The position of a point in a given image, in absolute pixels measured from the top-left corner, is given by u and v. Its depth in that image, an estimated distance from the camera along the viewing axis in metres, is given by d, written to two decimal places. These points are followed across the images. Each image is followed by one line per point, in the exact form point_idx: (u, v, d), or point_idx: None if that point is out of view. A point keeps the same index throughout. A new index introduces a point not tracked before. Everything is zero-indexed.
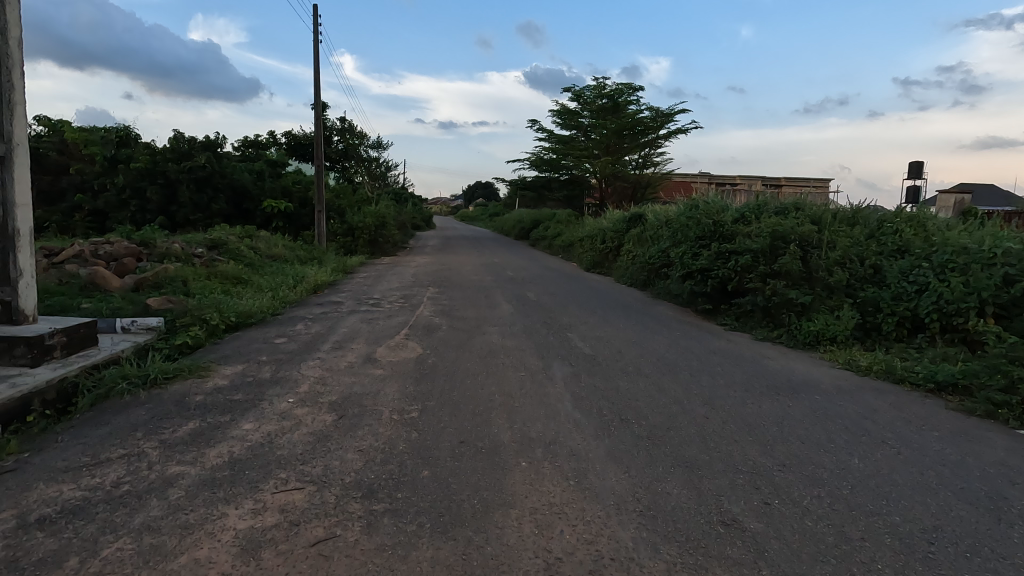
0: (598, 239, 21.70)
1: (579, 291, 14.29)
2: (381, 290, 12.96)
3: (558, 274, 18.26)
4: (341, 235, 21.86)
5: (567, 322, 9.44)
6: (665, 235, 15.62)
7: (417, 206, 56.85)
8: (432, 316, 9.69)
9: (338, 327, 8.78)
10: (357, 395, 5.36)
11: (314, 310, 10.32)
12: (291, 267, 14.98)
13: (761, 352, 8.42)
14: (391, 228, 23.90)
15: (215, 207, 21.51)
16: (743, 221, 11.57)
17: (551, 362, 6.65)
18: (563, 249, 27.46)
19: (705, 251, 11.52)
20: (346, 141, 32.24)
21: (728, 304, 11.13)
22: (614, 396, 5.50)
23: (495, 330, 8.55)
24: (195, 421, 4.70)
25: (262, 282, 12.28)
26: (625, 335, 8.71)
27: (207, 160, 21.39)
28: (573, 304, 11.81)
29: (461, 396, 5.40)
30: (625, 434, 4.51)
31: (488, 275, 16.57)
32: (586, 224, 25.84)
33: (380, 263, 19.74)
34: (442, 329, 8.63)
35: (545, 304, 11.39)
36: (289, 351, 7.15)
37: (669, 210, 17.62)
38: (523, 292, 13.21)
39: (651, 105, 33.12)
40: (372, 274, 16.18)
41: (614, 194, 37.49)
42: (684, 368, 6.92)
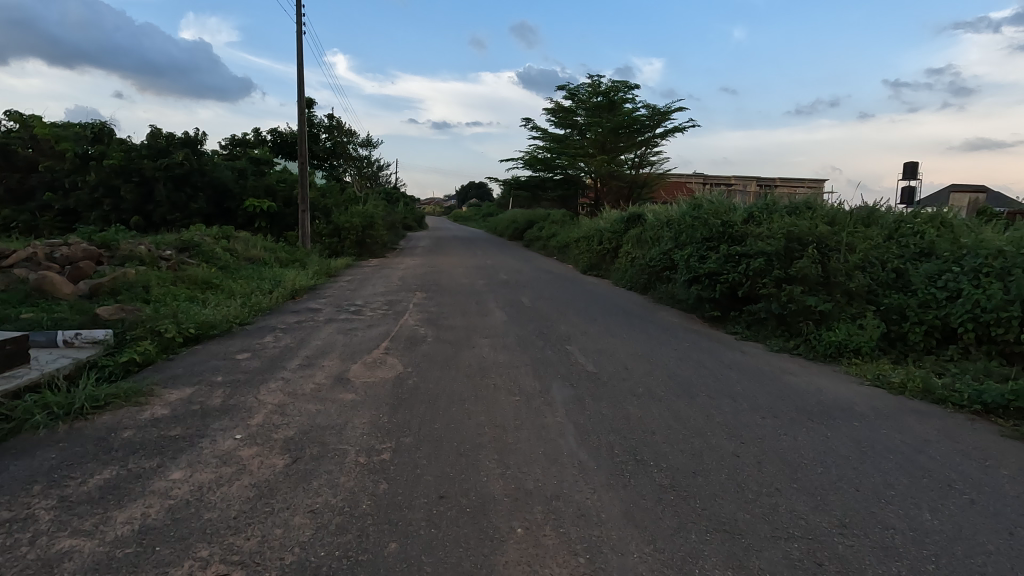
0: (596, 240, 20.85)
1: (577, 295, 13.45)
2: (364, 295, 12.07)
3: (554, 277, 17.42)
4: (327, 236, 20.93)
5: (565, 332, 8.60)
6: (667, 237, 14.81)
7: (408, 206, 55.81)
8: (417, 326, 8.82)
9: (312, 339, 7.90)
10: (319, 430, 4.48)
11: (288, 318, 9.43)
12: (269, 270, 14.03)
13: (781, 367, 7.61)
14: (380, 229, 22.96)
15: (193, 206, 20.54)
16: (754, 222, 10.75)
17: (550, 383, 5.79)
18: (558, 251, 26.65)
19: (712, 254, 10.72)
20: (334, 139, 31.26)
21: (738, 311, 10.33)
22: (625, 427, 4.65)
23: (487, 342, 7.69)
24: (113, 467, 3.81)
25: (235, 287, 11.35)
26: (630, 347, 7.87)
27: (185, 157, 20.39)
28: (571, 311, 10.96)
29: (444, 430, 4.53)
30: (645, 484, 3.67)
31: (480, 278, 15.68)
32: (582, 225, 25.04)
33: (367, 265, 18.84)
34: (428, 341, 7.76)
35: (541, 311, 10.55)
36: (250, 370, 6.26)
37: (671, 210, 16.80)
38: (518, 297, 12.36)
39: (647, 102, 32.36)
40: (357, 278, 15.26)
41: (610, 194, 36.58)
42: (700, 388, 6.10)
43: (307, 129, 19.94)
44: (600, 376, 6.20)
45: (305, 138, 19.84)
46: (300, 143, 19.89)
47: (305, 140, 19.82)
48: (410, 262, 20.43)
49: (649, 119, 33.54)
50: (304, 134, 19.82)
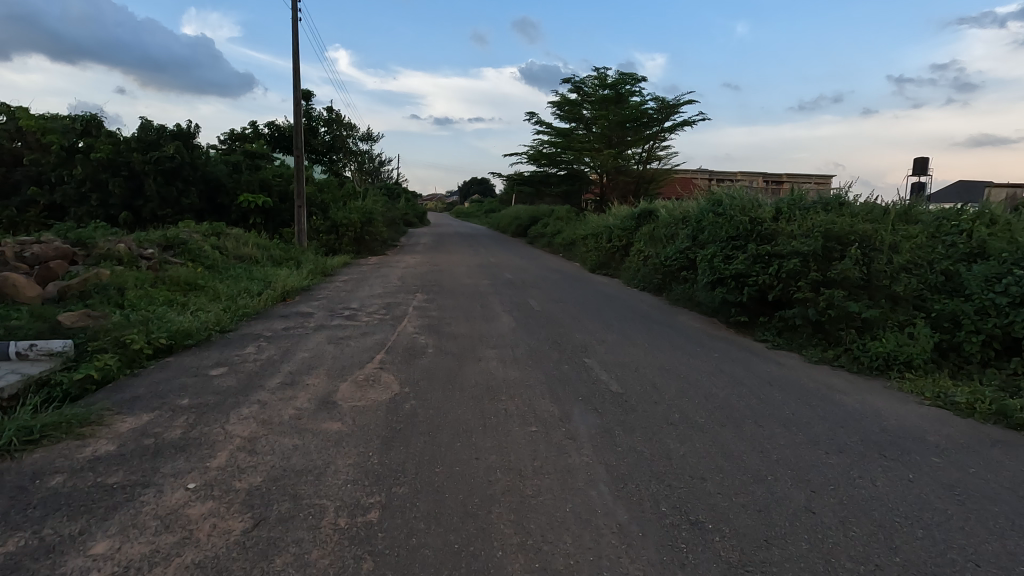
0: (604, 237, 19.97)
1: (588, 297, 12.59)
2: (360, 297, 11.23)
3: (562, 277, 16.55)
4: (324, 233, 20.11)
5: (581, 341, 7.75)
6: (683, 235, 13.93)
7: (410, 202, 54.92)
8: (417, 334, 7.98)
9: (299, 349, 7.08)
10: (294, 476, 3.63)
11: (276, 324, 8.61)
12: (260, 270, 13.18)
13: (826, 383, 6.76)
14: (379, 225, 22.10)
15: (185, 201, 19.77)
16: (784, 219, 9.84)
17: (570, 409, 4.94)
18: (564, 249, 25.80)
19: (739, 254, 9.83)
20: (333, 133, 30.37)
21: (767, 316, 9.46)
22: (669, 472, 3.80)
23: (495, 354, 6.84)
24: (24, 533, 2.97)
25: (221, 289, 10.49)
26: (655, 360, 7.01)
27: (176, 150, 19.55)
28: (584, 314, 10.10)
29: (446, 476, 3.69)
30: (708, 562, 2.82)
31: (483, 278, 14.82)
32: (589, 221, 24.15)
33: (365, 264, 18.00)
34: (428, 352, 6.93)
35: (552, 316, 9.70)
36: (222, 388, 5.44)
37: (686, 206, 15.91)
38: (526, 299, 11.50)
39: (655, 95, 31.38)
40: (354, 278, 14.42)
41: (616, 189, 35.89)
42: (744, 413, 5.25)
43: (303, 121, 19.03)
44: (628, 398, 5.36)
45: (300, 130, 18.93)
46: (295, 135, 18.99)
47: (300, 132, 18.90)
48: (411, 260, 19.59)
49: (657, 113, 32.55)
50: (300, 126, 18.91)
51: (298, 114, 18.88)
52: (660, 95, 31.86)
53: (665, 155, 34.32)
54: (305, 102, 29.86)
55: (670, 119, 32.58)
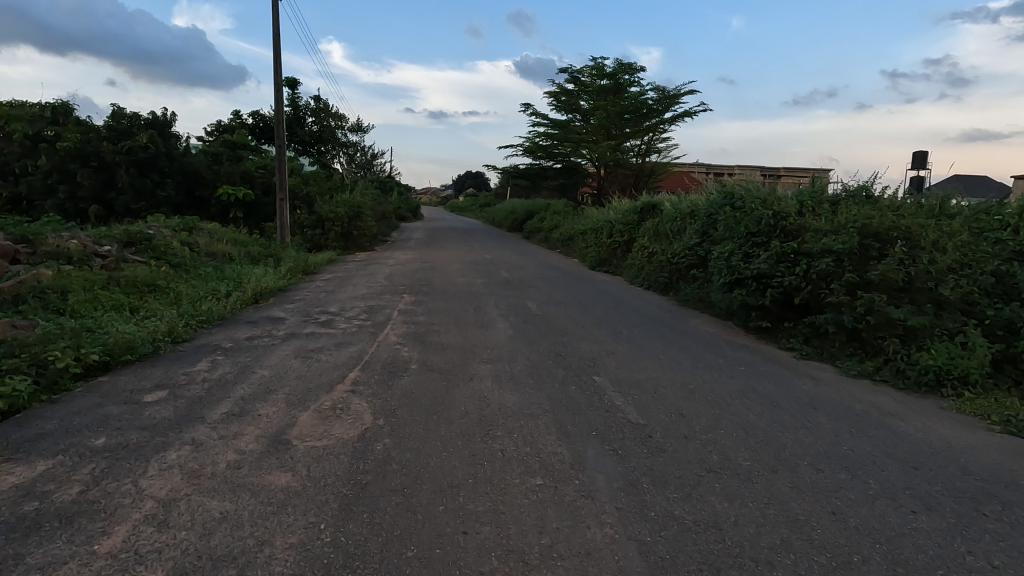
0: (606, 233, 18.92)
1: (592, 298, 11.60)
2: (340, 300, 10.17)
3: (560, 275, 15.56)
4: (309, 228, 18.96)
5: (588, 353, 6.76)
6: (694, 230, 12.92)
7: (403, 196, 53.64)
8: (398, 344, 6.96)
9: (259, 364, 6.04)
10: (209, 568, 2.63)
11: (240, 332, 7.56)
12: (233, 268, 12.11)
13: (874, 404, 5.80)
14: (368, 219, 20.95)
15: (160, 194, 18.64)
16: (811, 213, 8.86)
17: (583, 451, 3.96)
18: (561, 244, 24.82)
19: (761, 251, 8.85)
20: (322, 123, 29.12)
21: (793, 321, 8.50)
22: (722, 555, 2.82)
23: (489, 371, 5.83)
24: None
25: (184, 291, 9.44)
26: (676, 377, 6.02)
27: (150, 139, 18.36)
28: (589, 318, 9.10)
29: (422, 565, 2.68)
30: None
31: (477, 276, 13.77)
32: (588, 216, 23.13)
33: (352, 261, 16.95)
34: (410, 369, 5.90)
35: (553, 320, 8.72)
36: (151, 421, 4.41)
37: (695, 199, 14.85)
38: (524, 300, 10.50)
39: (655, 85, 30.30)
40: (338, 276, 13.34)
41: (615, 182, 34.87)
42: (796, 453, 4.26)
43: (284, 107, 17.81)
44: (652, 432, 4.37)
45: (282, 118, 17.72)
46: (276, 123, 17.74)
47: (282, 120, 17.68)
48: (401, 256, 18.48)
49: (658, 103, 31.45)
50: (282, 113, 17.70)
51: (279, 101, 17.65)
52: (661, 84, 30.74)
53: (665, 147, 33.24)
54: (291, 90, 28.59)
55: (670, 109, 31.51)
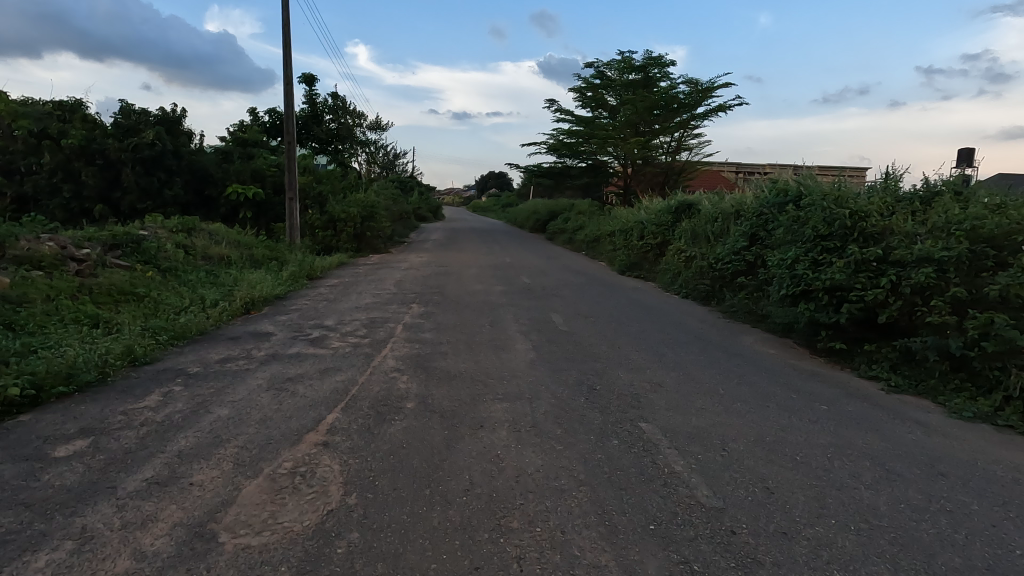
0: (636, 235, 17.52)
1: (626, 308, 10.25)
2: (340, 311, 9.03)
3: (587, 281, 14.22)
4: (320, 228, 17.98)
5: (629, 387, 5.44)
6: (740, 233, 11.47)
7: (424, 196, 52.79)
8: (397, 370, 5.74)
9: (221, 398, 4.88)
10: None
11: (214, 352, 6.44)
12: (230, 272, 11.09)
13: (1017, 465, 4.35)
14: (383, 220, 19.89)
15: (168, 193, 17.90)
16: (897, 213, 7.36)
17: (643, 568, 2.65)
18: (587, 246, 23.47)
19: (833, 259, 7.38)
20: (339, 120, 28.28)
21: (875, 343, 7.04)
22: None
23: (506, 414, 4.57)
24: None
25: (165, 300, 8.39)
26: (748, 424, 4.67)
27: (157, 135, 17.62)
28: (625, 336, 7.78)
29: None
30: None
31: (496, 282, 12.52)
32: (616, 216, 21.72)
33: (363, 264, 15.90)
34: (407, 408, 4.67)
35: (584, 338, 7.42)
36: (42, 492, 3.25)
37: (739, 198, 13.38)
38: (549, 311, 9.22)
39: (686, 78, 28.67)
40: (344, 282, 12.24)
41: (643, 181, 33.31)
42: (954, 566, 2.88)
43: (294, 101, 16.85)
44: (737, 527, 3.05)
45: (292, 112, 16.75)
46: (285, 117, 16.76)
47: (291, 114, 16.71)
48: (416, 259, 17.36)
49: (689, 97, 29.85)
50: (291, 107, 16.74)
51: (288, 94, 16.69)
52: (693, 77, 29.14)
53: (696, 144, 31.59)
54: (308, 87, 27.81)
55: (703, 104, 29.83)
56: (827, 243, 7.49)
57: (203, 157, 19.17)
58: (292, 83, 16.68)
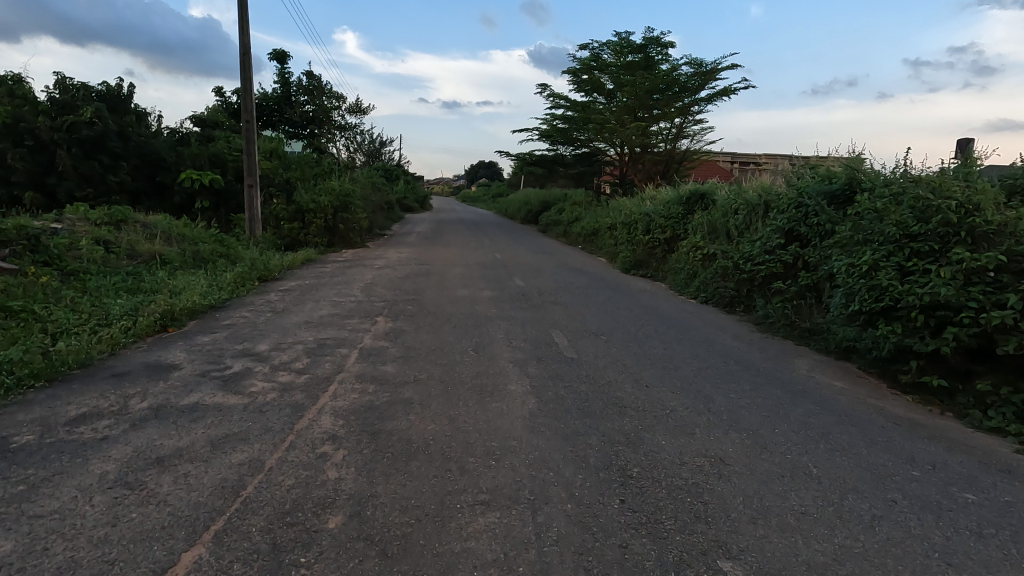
0: (642, 229, 15.65)
1: (642, 320, 8.45)
2: (285, 328, 7.10)
3: (590, 282, 12.37)
4: (286, 220, 15.88)
5: (682, 470, 3.58)
6: (774, 228, 9.66)
7: (410, 185, 50.49)
8: (330, 441, 3.82)
9: (23, 509, 2.96)
10: None
11: (76, 403, 4.50)
12: (159, 275, 9.09)
13: None
14: (359, 210, 17.81)
15: (111, 179, 15.77)
16: (1015, 207, 5.54)
17: None
18: (584, 240, 21.59)
19: (930, 266, 5.55)
20: (315, 102, 26.00)
21: (989, 380, 5.26)
22: None
23: (495, 548, 2.69)
24: None
25: (48, 317, 6.41)
26: (891, 555, 2.84)
27: (97, 114, 15.43)
28: (651, 366, 5.93)
29: None
30: None
31: (484, 286, 10.63)
32: (617, 208, 19.87)
33: (334, 262, 13.92)
34: (326, 535, 2.77)
35: (599, 372, 5.56)
36: None
37: (768, 187, 11.51)
38: (549, 327, 7.35)
39: (689, 59, 26.73)
40: (302, 286, 10.26)
41: (642, 171, 31.43)
42: None
43: (252, 73, 14.68)
44: None
45: (249, 86, 14.59)
46: (241, 92, 14.59)
47: (249, 88, 14.56)
48: (395, 256, 15.36)
49: (693, 80, 27.94)
50: (248, 80, 14.57)
51: (245, 66, 14.50)
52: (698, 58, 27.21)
53: (698, 130, 29.72)
54: (280, 65, 25.47)
55: (706, 87, 27.91)
56: (918, 246, 5.68)
57: (154, 139, 16.99)
58: (250, 53, 14.50)
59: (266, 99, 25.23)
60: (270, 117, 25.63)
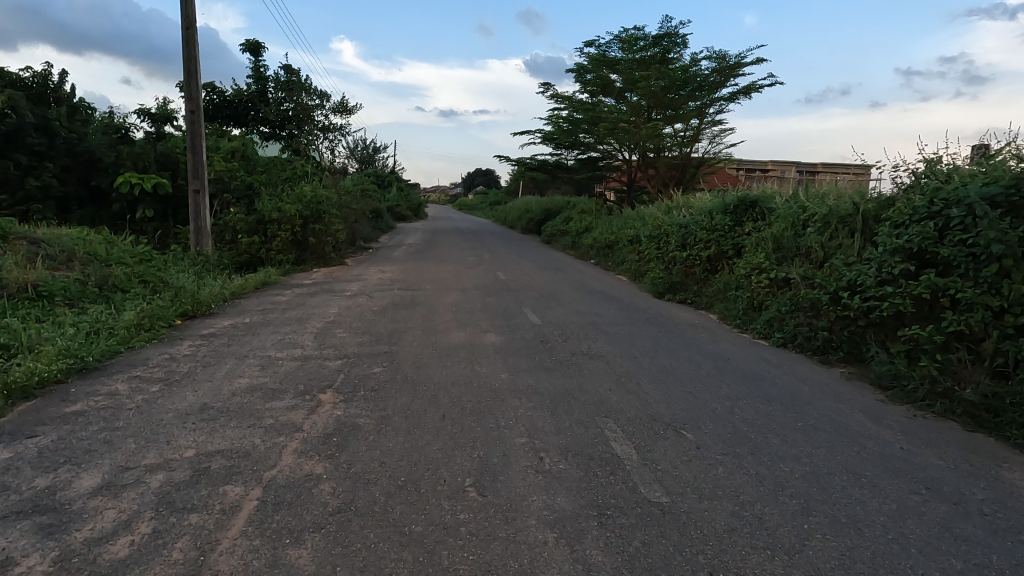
0: (676, 244, 12.91)
1: (724, 389, 5.66)
2: (160, 422, 4.28)
3: (622, 313, 9.59)
4: (243, 234, 13.08)
5: None
6: (895, 249, 6.90)
7: (404, 192, 47.74)
8: None
9: None
10: None
11: None
12: (15, 319, 6.26)
13: None
14: (335, 220, 14.99)
15: (29, 183, 12.97)
16: None
17: None
18: (598, 254, 18.87)
19: None
20: (293, 99, 23.18)
21: None
22: None
23: None
24: None
25: None
26: None
27: (11, 104, 12.65)
28: (814, 526, 3.13)
29: None
30: None
31: (487, 323, 7.83)
32: (639, 218, 17.15)
33: (298, 286, 11.15)
34: None
35: (730, 560, 2.76)
36: None
37: (860, 193, 8.79)
38: (598, 415, 4.57)
39: (712, 52, 24.08)
40: (238, 328, 7.45)
41: (655, 177, 28.80)
42: None
43: (197, 51, 11.83)
44: None
45: (193, 68, 11.75)
46: (183, 75, 11.76)
47: (195, 70, 11.76)
48: (375, 277, 12.54)
49: (714, 76, 25.31)
50: (191, 61, 11.72)
51: (187, 42, 11.64)
52: (720, 50, 24.60)
53: (718, 131, 27.12)
54: (254, 57, 22.70)
55: (728, 84, 25.27)
56: None
57: (88, 136, 14.19)
58: (194, 26, 11.67)
59: (237, 95, 22.40)
60: (243, 115, 22.81)
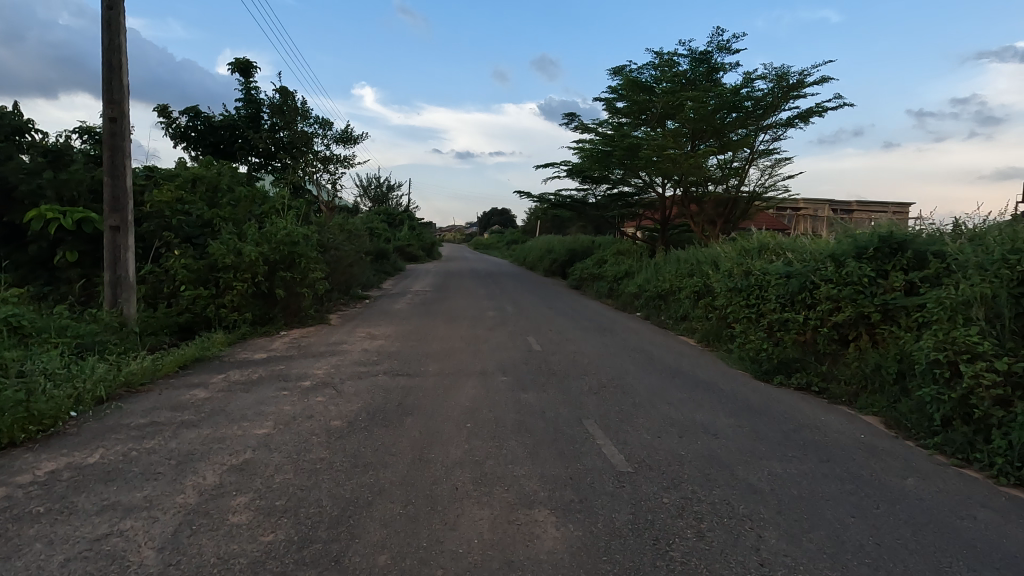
0: (781, 303, 9.20)
1: None
2: None
3: (748, 428, 5.80)
4: (187, 285, 9.69)
5: None
6: None
7: (417, 232, 44.77)
8: None
9: None
10: None
11: None
12: None
13: None
14: (317, 267, 11.55)
15: None
16: None
17: None
18: (649, 307, 15.18)
19: None
20: (289, 126, 20.28)
21: None
22: None
23: None
24: None
25: None
26: None
27: None
28: None
29: None
30: None
31: (535, 474, 4.12)
32: (705, 264, 13.47)
33: (244, 366, 7.60)
34: None
35: None
36: None
37: None
38: None
39: (768, 71, 20.87)
40: (54, 488, 3.82)
41: (699, 214, 25.26)
42: None
43: (124, 39, 8.73)
44: None
45: (117, 60, 8.62)
46: (103, 69, 8.61)
47: (119, 63, 8.63)
48: (360, 347, 8.95)
49: (768, 98, 22.05)
50: (114, 51, 8.60)
51: (108, 24, 8.54)
52: (776, 68, 21.41)
53: (772, 163, 23.70)
54: (245, 79, 20.00)
55: (786, 108, 21.93)
56: None
57: (8, 159, 11.10)
58: (119, 5, 8.61)
59: (226, 121, 19.51)
60: (231, 144, 19.88)
